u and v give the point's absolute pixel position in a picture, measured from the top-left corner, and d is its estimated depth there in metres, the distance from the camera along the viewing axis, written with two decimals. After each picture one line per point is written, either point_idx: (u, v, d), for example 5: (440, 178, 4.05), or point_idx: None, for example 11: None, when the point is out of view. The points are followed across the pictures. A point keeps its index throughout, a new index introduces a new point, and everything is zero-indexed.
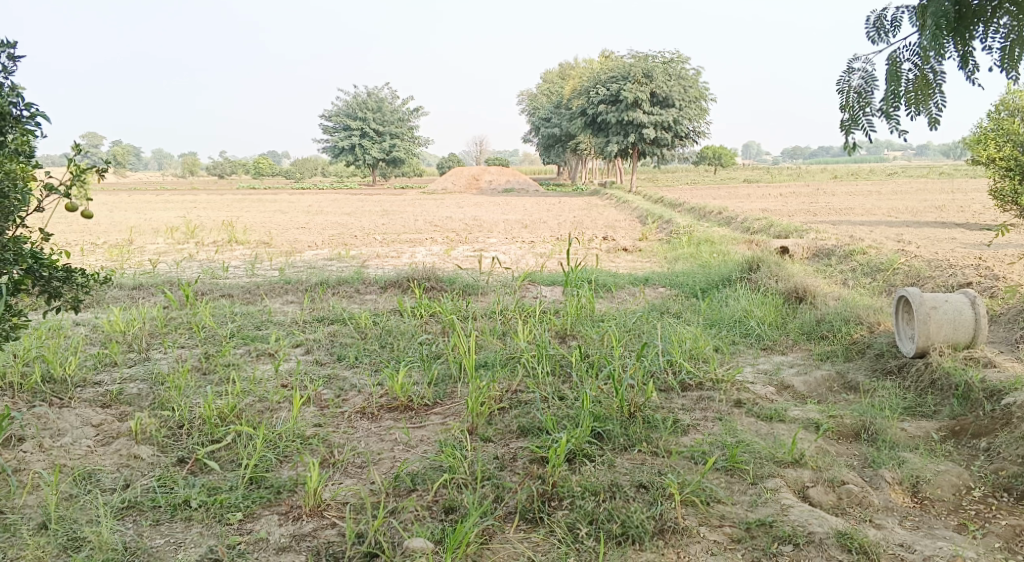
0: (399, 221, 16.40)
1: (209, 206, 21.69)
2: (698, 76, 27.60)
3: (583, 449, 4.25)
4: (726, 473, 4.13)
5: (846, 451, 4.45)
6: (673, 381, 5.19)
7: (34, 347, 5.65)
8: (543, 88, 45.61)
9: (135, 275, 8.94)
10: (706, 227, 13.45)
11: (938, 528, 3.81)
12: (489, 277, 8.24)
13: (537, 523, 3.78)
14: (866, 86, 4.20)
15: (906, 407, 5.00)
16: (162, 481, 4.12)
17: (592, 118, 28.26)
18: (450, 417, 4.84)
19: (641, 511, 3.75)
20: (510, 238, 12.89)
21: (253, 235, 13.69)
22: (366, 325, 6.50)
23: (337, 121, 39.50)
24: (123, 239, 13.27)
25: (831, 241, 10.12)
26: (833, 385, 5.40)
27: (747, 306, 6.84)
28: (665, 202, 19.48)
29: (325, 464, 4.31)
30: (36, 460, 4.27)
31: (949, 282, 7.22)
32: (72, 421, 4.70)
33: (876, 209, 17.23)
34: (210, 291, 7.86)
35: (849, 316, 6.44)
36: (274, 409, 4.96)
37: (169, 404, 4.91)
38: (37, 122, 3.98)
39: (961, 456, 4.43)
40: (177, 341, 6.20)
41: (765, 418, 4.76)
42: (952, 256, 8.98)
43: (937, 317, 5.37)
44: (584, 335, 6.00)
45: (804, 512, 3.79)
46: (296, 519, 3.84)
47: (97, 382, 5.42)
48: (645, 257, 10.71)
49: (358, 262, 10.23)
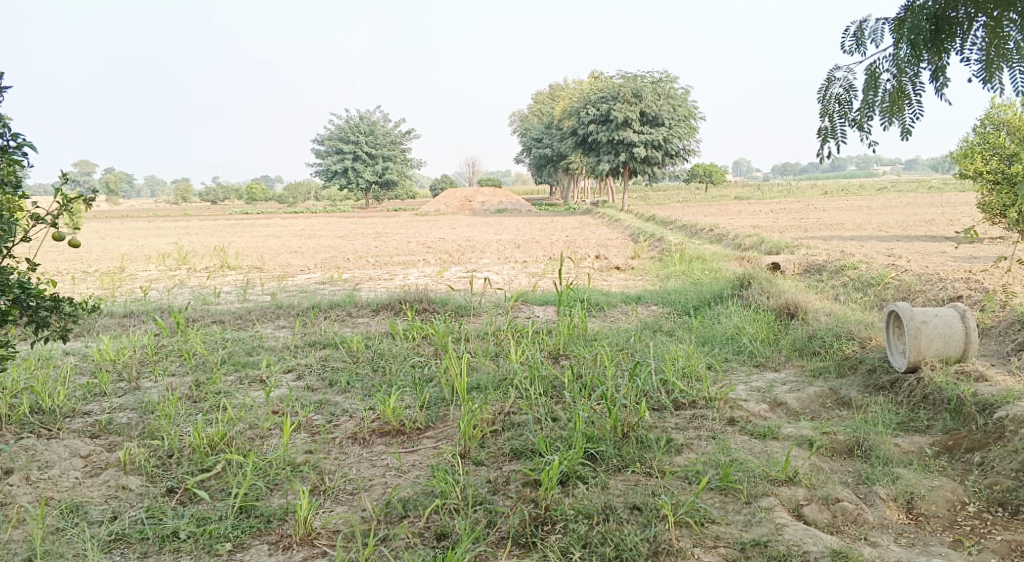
0: (391, 243, 16.39)
1: (201, 232, 21.65)
2: (686, 94, 27.80)
3: (575, 471, 4.22)
4: (719, 493, 4.10)
5: (840, 468, 4.43)
6: (666, 400, 5.17)
7: (22, 378, 5.61)
8: (533, 109, 45.83)
9: (125, 302, 8.90)
10: (698, 244, 13.47)
11: (933, 545, 3.79)
12: (480, 298, 8.22)
13: (530, 548, 3.74)
14: (845, 95, 4.24)
15: (900, 423, 4.98)
16: (150, 512, 4.07)
17: (583, 138, 28.43)
18: (442, 441, 4.80)
19: (635, 534, 3.71)
20: (501, 258, 12.90)
21: (244, 260, 13.66)
22: (358, 349, 6.47)
23: (329, 145, 39.57)
24: (114, 266, 13.22)
25: (822, 257, 10.14)
26: (826, 401, 5.39)
27: (739, 323, 6.83)
28: (657, 220, 19.52)
29: (316, 492, 4.27)
30: (23, 493, 4.22)
31: (939, 296, 7.24)
32: (60, 452, 4.66)
33: (866, 224, 17.31)
34: (200, 317, 7.83)
35: (841, 332, 6.44)
36: (265, 436, 4.93)
37: (159, 433, 4.88)
38: (24, 152, 3.99)
39: (956, 470, 4.42)
40: (167, 369, 6.16)
41: (758, 437, 4.74)
42: (943, 269, 9.01)
43: (927, 331, 5.37)
44: (576, 355, 5.99)
45: (798, 530, 3.77)
46: (286, 548, 3.79)
47: (86, 412, 5.38)
48: (637, 275, 10.72)
49: (350, 285, 10.20)
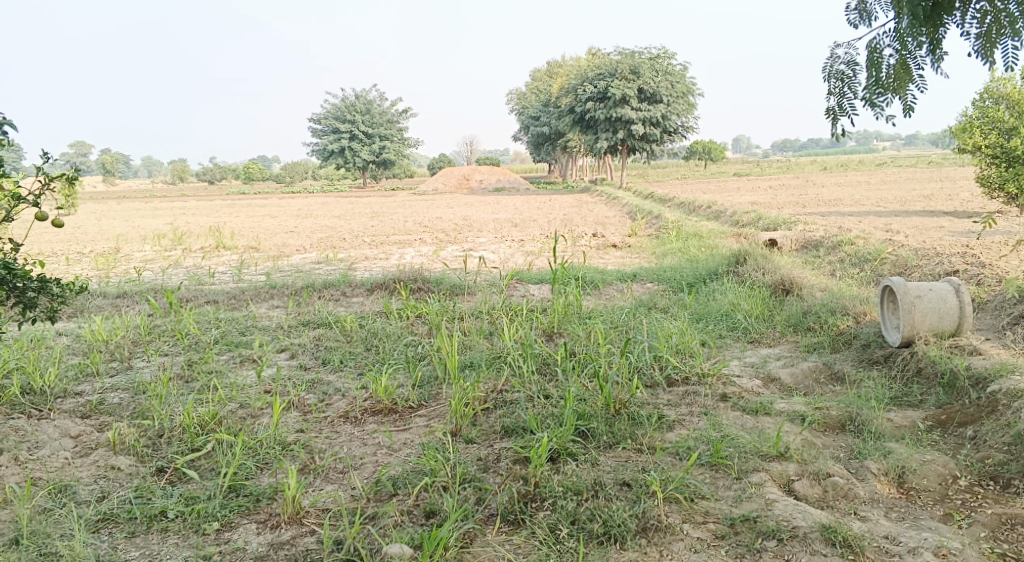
0: (388, 223, 16.32)
1: (198, 213, 21.58)
2: (685, 71, 27.60)
3: (566, 448, 4.20)
4: (710, 469, 4.07)
5: (832, 443, 4.42)
6: (659, 376, 5.14)
7: (13, 359, 5.58)
8: (530, 87, 45.55)
9: (119, 283, 8.86)
10: (695, 221, 13.41)
11: (923, 519, 3.78)
12: (475, 277, 8.17)
13: (519, 525, 3.72)
14: (849, 72, 4.16)
15: (893, 397, 4.97)
16: (139, 492, 4.06)
17: (581, 116, 28.26)
18: (434, 419, 4.78)
19: (624, 510, 3.70)
20: (498, 237, 12.85)
21: (240, 241, 13.59)
22: (351, 328, 6.44)
23: (325, 125, 39.38)
24: (109, 247, 13.15)
25: (820, 233, 10.08)
26: (820, 377, 5.36)
27: (734, 299, 6.80)
28: (655, 198, 19.41)
29: (306, 471, 4.26)
30: (11, 473, 4.20)
31: (936, 271, 7.20)
32: (50, 433, 4.65)
33: (865, 200, 17.20)
34: (194, 298, 7.79)
35: (836, 307, 6.43)
36: (257, 416, 4.91)
37: (150, 414, 4.86)
38: (4, 130, 3.94)
39: (948, 444, 4.40)
40: (160, 349, 6.14)
41: (751, 412, 4.72)
42: (941, 245, 8.96)
43: (922, 306, 5.35)
44: (570, 333, 5.95)
45: (788, 506, 3.75)
46: (275, 527, 3.78)
47: (77, 393, 5.36)
48: (633, 253, 10.66)
49: (345, 264, 10.17)
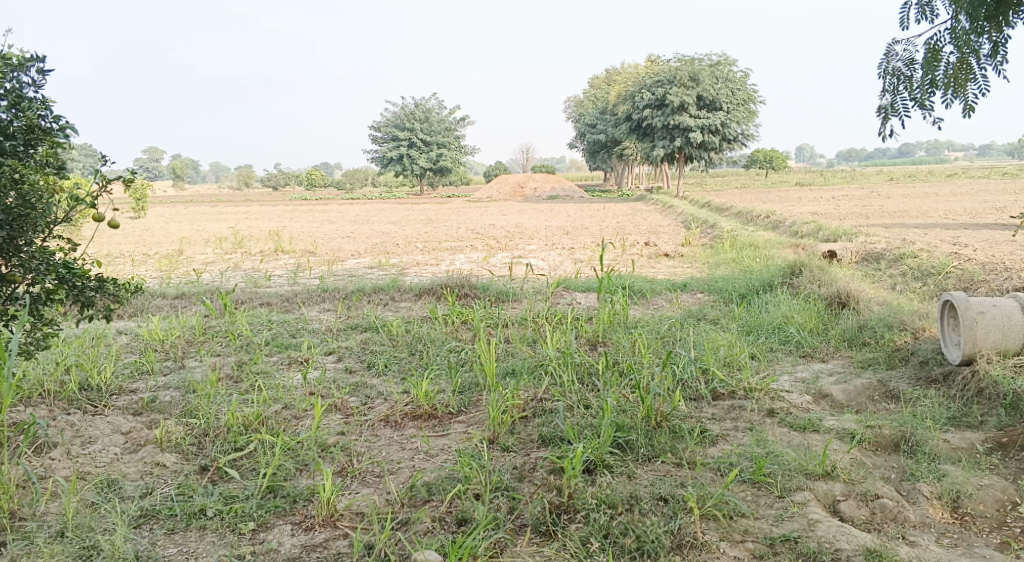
0: (442, 229, 16.40)
1: (258, 218, 21.99)
2: (746, 78, 27.20)
3: (602, 460, 4.13)
4: (752, 486, 3.95)
5: (883, 463, 4.25)
6: (703, 389, 5.03)
7: (72, 356, 5.76)
8: (588, 94, 45.42)
9: (178, 284, 9.08)
10: (752, 231, 13.14)
11: (977, 547, 3.60)
12: (522, 284, 8.15)
13: (551, 536, 3.66)
14: (906, 70, 4.03)
15: (950, 418, 4.76)
16: (181, 489, 4.13)
17: (638, 124, 28.06)
18: (472, 426, 4.77)
19: (659, 525, 3.61)
20: (549, 245, 12.82)
21: (298, 245, 13.81)
22: (397, 333, 6.48)
23: (386, 132, 39.93)
24: (173, 250, 13.51)
25: (881, 245, 9.77)
26: (873, 394, 5.18)
27: (787, 312, 6.63)
28: (713, 207, 19.08)
29: (343, 473, 4.28)
30: (62, 467, 4.31)
31: (1003, 286, 6.90)
32: (103, 429, 4.77)
33: (933, 211, 16.62)
34: (248, 300, 7.94)
35: (893, 322, 6.22)
36: (300, 417, 4.97)
37: (197, 413, 4.96)
38: (67, 134, 4.10)
39: (1008, 469, 4.19)
40: (213, 350, 6.26)
41: (798, 429, 4.58)
42: (1010, 259, 8.60)
43: (985, 322, 5.10)
44: (614, 343, 5.87)
45: (832, 527, 3.62)
46: (309, 529, 3.81)
47: (132, 391, 5.49)
48: (686, 262, 10.49)
49: (396, 270, 10.25)
